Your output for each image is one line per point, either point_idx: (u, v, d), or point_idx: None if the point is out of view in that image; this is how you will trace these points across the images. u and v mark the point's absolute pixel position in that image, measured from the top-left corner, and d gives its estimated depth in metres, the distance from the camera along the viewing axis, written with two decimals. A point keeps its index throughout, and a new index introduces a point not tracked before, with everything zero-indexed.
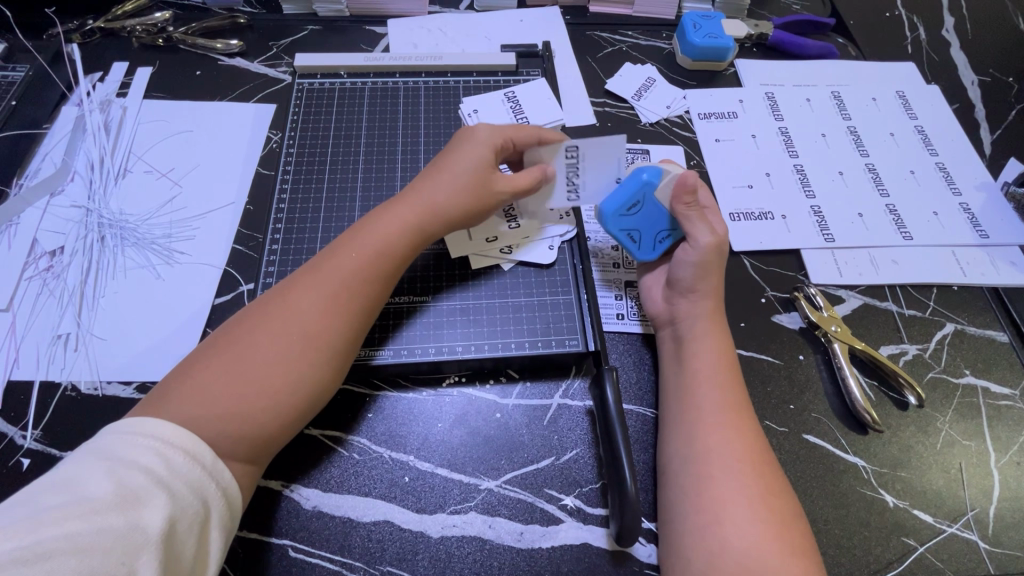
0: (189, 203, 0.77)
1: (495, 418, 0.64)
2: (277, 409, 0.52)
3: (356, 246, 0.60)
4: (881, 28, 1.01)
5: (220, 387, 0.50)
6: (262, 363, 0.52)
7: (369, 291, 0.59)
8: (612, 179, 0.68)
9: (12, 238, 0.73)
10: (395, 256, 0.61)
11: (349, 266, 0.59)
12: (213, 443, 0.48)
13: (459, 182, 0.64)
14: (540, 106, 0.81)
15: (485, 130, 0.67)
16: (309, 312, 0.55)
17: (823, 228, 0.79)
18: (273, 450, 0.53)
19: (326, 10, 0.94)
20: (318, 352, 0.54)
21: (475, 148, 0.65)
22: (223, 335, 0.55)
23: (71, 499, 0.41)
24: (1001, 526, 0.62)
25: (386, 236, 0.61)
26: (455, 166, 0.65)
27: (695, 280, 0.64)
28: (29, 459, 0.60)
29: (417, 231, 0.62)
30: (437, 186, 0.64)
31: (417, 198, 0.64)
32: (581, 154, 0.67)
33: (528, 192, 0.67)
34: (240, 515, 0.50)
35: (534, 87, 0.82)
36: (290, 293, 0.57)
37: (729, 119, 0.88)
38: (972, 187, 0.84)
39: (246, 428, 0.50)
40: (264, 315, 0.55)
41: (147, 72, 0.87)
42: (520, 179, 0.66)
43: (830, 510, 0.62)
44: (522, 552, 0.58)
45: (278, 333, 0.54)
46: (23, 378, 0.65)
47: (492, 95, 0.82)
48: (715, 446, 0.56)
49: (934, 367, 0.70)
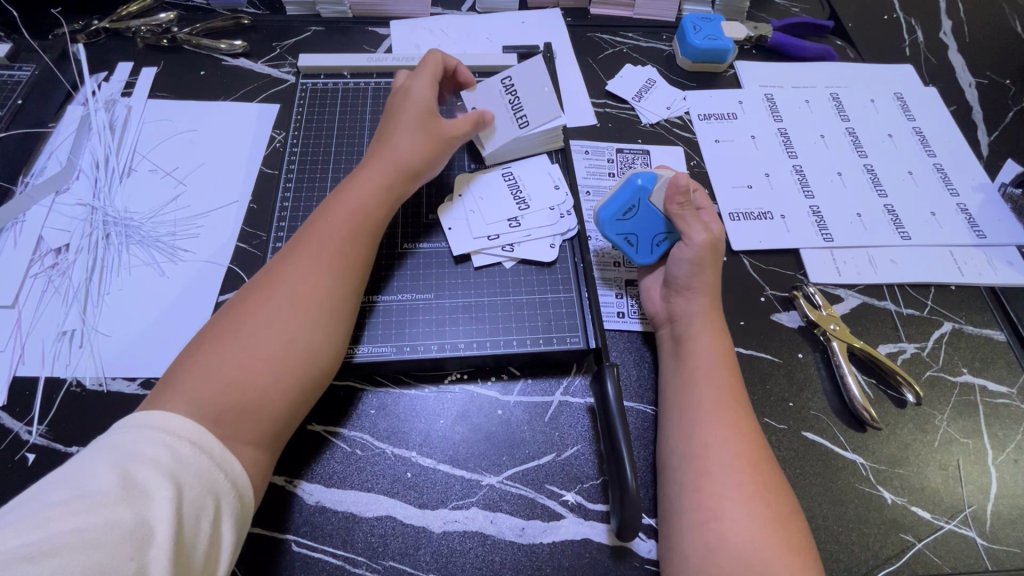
0: (193, 201, 0.77)
1: (497, 414, 0.65)
2: (283, 370, 0.53)
3: (331, 211, 0.63)
4: (879, 31, 1.02)
5: (221, 358, 0.52)
6: (256, 335, 0.54)
7: (352, 248, 0.61)
8: (548, 184, 0.76)
9: (18, 236, 0.73)
10: (371, 214, 0.64)
11: (327, 229, 0.61)
12: (223, 412, 0.50)
13: (414, 134, 0.69)
14: (540, 99, 0.76)
15: (416, 85, 0.72)
16: (294, 276, 0.58)
17: (822, 228, 0.79)
18: (284, 423, 0.54)
19: (329, 11, 0.94)
20: (308, 308, 0.56)
21: (415, 102, 0.71)
22: (215, 320, 0.56)
23: (76, 496, 0.41)
24: (998, 522, 0.63)
25: (361, 197, 0.64)
26: (408, 120, 0.69)
27: (691, 277, 0.65)
28: (35, 454, 0.60)
29: (388, 189, 0.66)
30: (397, 146, 0.68)
31: (382, 161, 0.67)
32: (518, 178, 0.77)
33: (468, 133, 0.72)
34: (251, 511, 0.51)
35: (529, 72, 0.76)
36: (274, 268, 0.59)
37: (730, 119, 0.89)
38: (970, 187, 0.84)
39: (252, 396, 0.52)
40: (251, 292, 0.57)
41: (153, 73, 0.88)
42: (460, 124, 0.72)
43: (829, 507, 0.62)
44: (523, 547, 0.58)
45: (269, 301, 0.56)
46: (28, 374, 0.65)
47: (486, 86, 0.76)
48: (714, 443, 0.56)
49: (932, 365, 0.71)
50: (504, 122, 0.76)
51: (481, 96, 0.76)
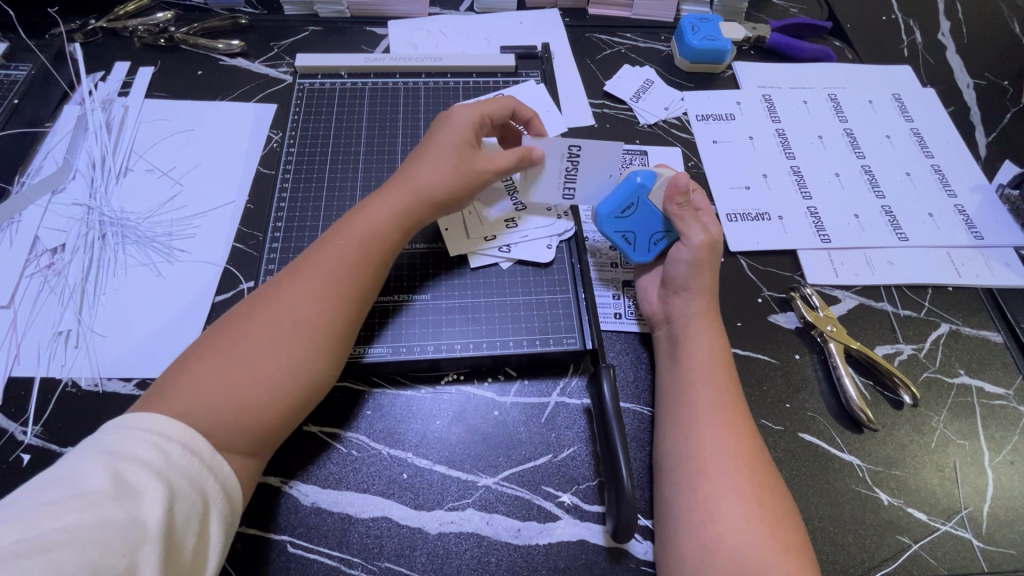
0: (189, 201, 0.77)
1: (493, 415, 0.65)
2: (277, 390, 0.53)
3: (344, 233, 0.61)
4: (878, 31, 1.02)
5: (218, 376, 0.51)
6: (255, 351, 0.53)
7: (360, 274, 0.60)
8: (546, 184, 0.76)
9: (13, 236, 0.73)
10: (383, 240, 0.62)
11: (337, 252, 0.60)
12: (213, 431, 0.49)
13: (445, 161, 0.66)
14: (596, 183, 0.71)
15: (459, 110, 0.69)
16: (300, 299, 0.56)
17: (819, 228, 0.79)
18: (274, 438, 0.54)
19: (328, 11, 0.94)
20: (310, 335, 0.55)
21: (453, 127, 0.68)
22: (217, 329, 0.56)
23: (69, 494, 0.41)
24: (995, 524, 0.63)
25: (374, 220, 0.62)
26: (440, 145, 0.67)
27: (688, 279, 0.65)
28: (29, 454, 0.60)
29: (406, 214, 0.64)
30: (422, 170, 0.65)
31: (405, 183, 0.65)
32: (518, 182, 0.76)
33: (507, 172, 0.68)
34: (240, 512, 0.51)
35: (600, 153, 0.69)
36: (281, 284, 0.58)
37: (727, 120, 0.89)
38: (968, 189, 0.84)
39: (245, 419, 0.51)
40: (256, 304, 0.57)
41: (149, 72, 0.87)
42: (501, 159, 0.67)
43: (825, 508, 0.62)
44: (519, 548, 0.58)
45: (273, 320, 0.55)
46: (23, 374, 0.65)
47: (552, 141, 0.69)
48: (710, 444, 0.56)
49: (929, 367, 0.71)
50: (551, 186, 0.71)
51: (542, 151, 0.69)
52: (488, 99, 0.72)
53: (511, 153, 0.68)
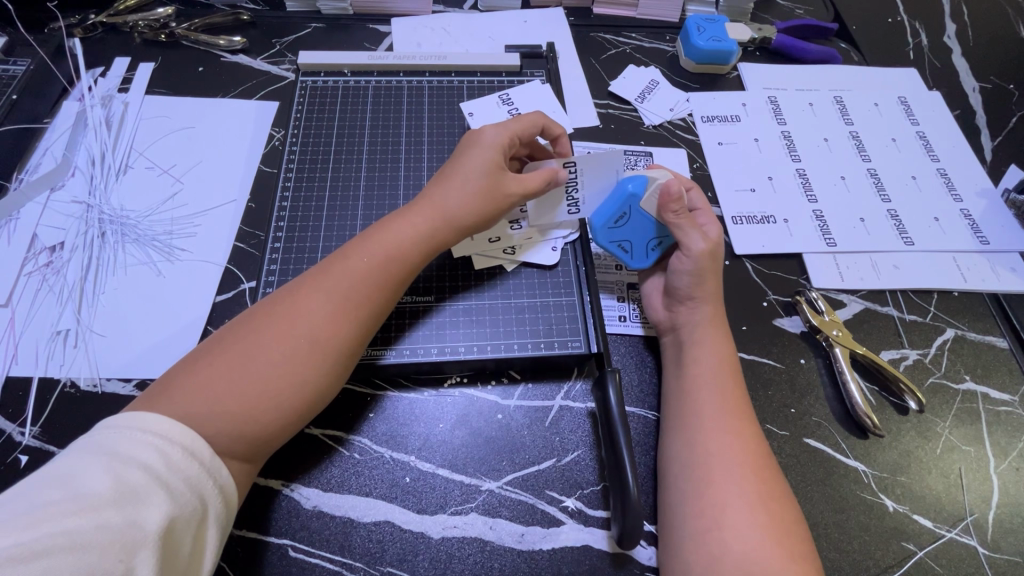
0: (191, 199, 0.76)
1: (497, 419, 0.64)
2: (283, 405, 0.52)
3: (368, 249, 0.60)
4: (884, 34, 1.01)
5: (229, 384, 0.50)
6: (266, 363, 0.52)
7: (376, 296, 0.58)
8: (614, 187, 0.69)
9: (12, 234, 0.73)
10: (400, 259, 0.61)
11: (358, 271, 0.58)
12: (209, 437, 0.48)
13: (470, 185, 0.64)
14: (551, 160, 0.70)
15: (490, 132, 0.67)
16: (316, 315, 0.55)
17: (824, 232, 0.79)
18: (271, 448, 0.53)
19: (331, 8, 0.93)
20: (322, 354, 0.54)
21: (483, 151, 0.65)
22: (230, 333, 0.55)
23: (67, 495, 0.41)
24: (1000, 531, 0.62)
25: (397, 237, 0.61)
26: (469, 169, 0.65)
27: (692, 287, 0.65)
28: (27, 455, 0.60)
29: (432, 238, 0.63)
30: (449, 193, 0.64)
31: (430, 203, 0.64)
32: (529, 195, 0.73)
33: (537, 193, 0.67)
34: (236, 511, 0.50)
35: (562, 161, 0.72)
36: (300, 294, 0.56)
37: (733, 122, 0.88)
38: (974, 194, 0.84)
39: (250, 430, 0.50)
40: (271, 313, 0.55)
41: (149, 68, 0.86)
42: (530, 180, 0.66)
43: (830, 514, 0.62)
44: (522, 553, 0.58)
45: (286, 332, 0.54)
46: (21, 374, 0.64)
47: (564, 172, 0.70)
48: (717, 450, 0.56)
49: (934, 372, 0.71)
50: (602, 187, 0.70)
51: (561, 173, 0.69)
52: (517, 116, 0.70)
53: (539, 174, 0.67)
